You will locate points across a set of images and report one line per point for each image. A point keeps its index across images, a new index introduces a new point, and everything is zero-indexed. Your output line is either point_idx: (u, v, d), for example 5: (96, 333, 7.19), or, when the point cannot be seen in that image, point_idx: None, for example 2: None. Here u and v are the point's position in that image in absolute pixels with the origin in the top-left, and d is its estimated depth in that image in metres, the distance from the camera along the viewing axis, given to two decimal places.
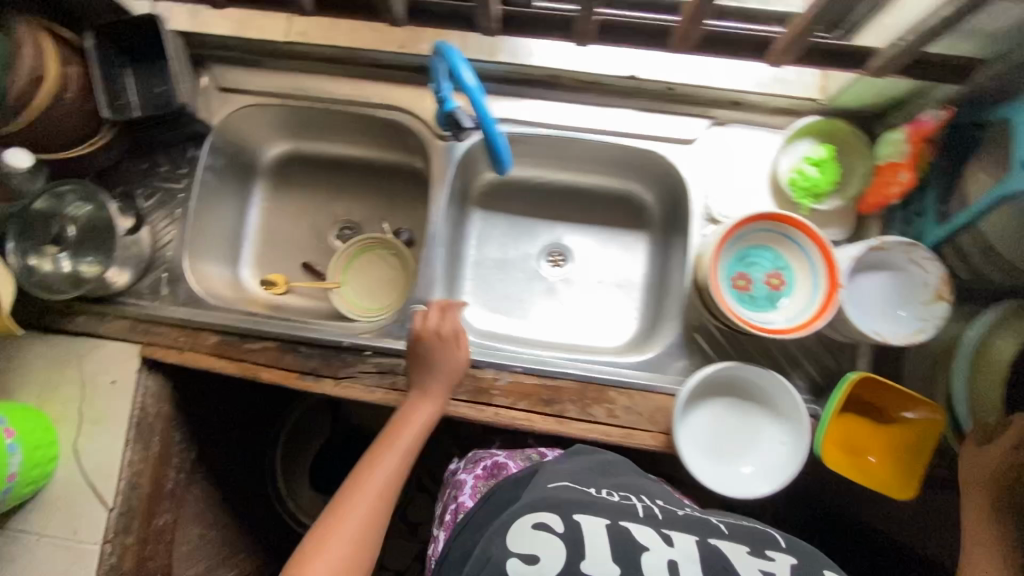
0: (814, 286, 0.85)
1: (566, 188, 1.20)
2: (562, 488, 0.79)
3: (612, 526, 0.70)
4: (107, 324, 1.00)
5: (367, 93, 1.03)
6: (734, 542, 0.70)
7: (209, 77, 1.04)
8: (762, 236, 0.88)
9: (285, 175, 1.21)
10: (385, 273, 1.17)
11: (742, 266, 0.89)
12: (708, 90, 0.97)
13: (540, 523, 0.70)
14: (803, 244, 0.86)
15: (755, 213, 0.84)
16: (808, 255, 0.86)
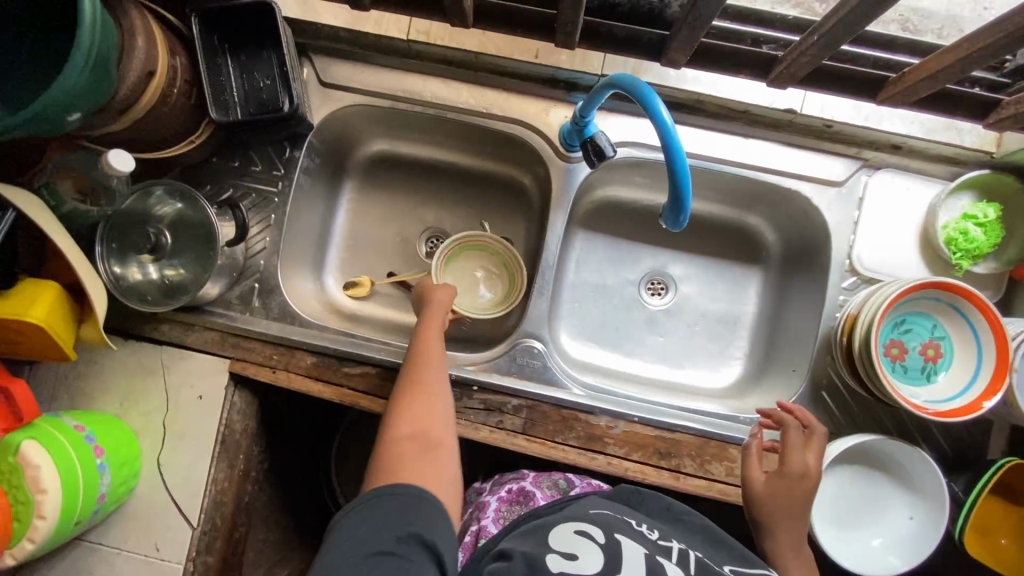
0: (978, 366, 0.79)
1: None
2: (608, 518, 0.71)
3: (647, 556, 0.63)
4: (194, 335, 0.93)
5: (487, 102, 0.94)
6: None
7: (311, 68, 0.95)
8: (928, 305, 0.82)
9: (375, 176, 1.12)
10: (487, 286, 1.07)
11: (897, 333, 0.83)
12: (868, 131, 0.89)
13: (582, 533, 0.67)
14: (974, 319, 0.79)
15: (927, 282, 0.77)
16: (977, 332, 0.79)
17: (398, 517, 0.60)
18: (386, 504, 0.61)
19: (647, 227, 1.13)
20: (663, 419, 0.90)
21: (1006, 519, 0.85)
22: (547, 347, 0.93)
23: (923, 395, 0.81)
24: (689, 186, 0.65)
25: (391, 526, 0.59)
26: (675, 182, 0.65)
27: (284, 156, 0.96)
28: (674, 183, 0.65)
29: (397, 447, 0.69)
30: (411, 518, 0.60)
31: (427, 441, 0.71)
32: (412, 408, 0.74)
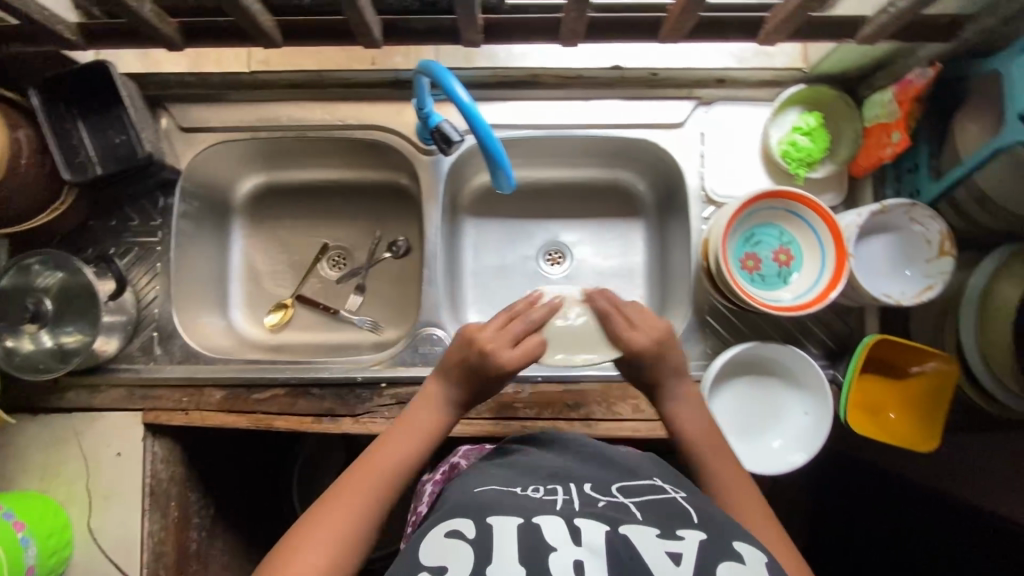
0: (822, 259, 0.86)
1: (555, 186, 1.17)
2: (484, 491, 0.63)
3: (524, 527, 0.56)
4: (101, 395, 0.94)
5: (343, 116, 0.98)
6: (648, 529, 0.57)
7: (169, 118, 0.98)
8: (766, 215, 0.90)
9: (263, 208, 1.15)
10: (393, 285, 1.15)
11: (749, 246, 0.91)
12: (690, 71, 0.96)
13: (453, 532, 0.57)
14: (810, 219, 0.86)
15: (761, 192, 0.84)
16: (815, 229, 0.86)
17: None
18: None
19: (532, 203, 1.18)
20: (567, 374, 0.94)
21: (889, 394, 0.92)
22: (447, 332, 0.97)
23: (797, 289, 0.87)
24: (506, 156, 0.73)
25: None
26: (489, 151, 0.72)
27: (158, 206, 0.99)
28: (490, 155, 0.72)
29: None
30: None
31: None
32: (322, 536, 0.62)
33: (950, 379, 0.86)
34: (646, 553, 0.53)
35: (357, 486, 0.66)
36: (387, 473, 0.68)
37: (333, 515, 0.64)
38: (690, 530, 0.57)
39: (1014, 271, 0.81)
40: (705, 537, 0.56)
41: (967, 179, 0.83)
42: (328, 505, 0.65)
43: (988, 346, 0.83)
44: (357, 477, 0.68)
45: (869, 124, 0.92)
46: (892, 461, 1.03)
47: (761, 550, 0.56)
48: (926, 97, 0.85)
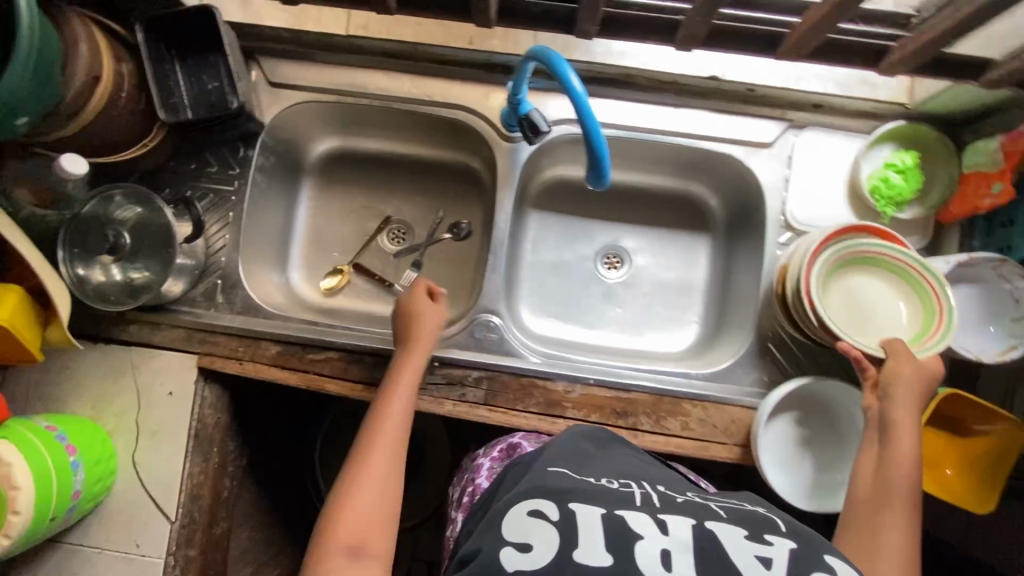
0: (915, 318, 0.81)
1: (625, 190, 1.16)
2: (559, 475, 0.65)
3: (609, 517, 0.57)
4: (161, 333, 0.96)
5: (430, 91, 0.98)
6: (734, 528, 0.57)
7: (259, 70, 0.99)
8: (928, 275, 0.80)
9: (333, 172, 1.16)
10: (451, 268, 1.15)
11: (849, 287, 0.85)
12: (787, 92, 0.95)
13: (534, 511, 0.59)
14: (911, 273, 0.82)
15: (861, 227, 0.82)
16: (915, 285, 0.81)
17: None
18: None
19: (598, 203, 1.17)
20: (620, 381, 0.93)
21: (949, 450, 0.89)
22: (503, 320, 0.96)
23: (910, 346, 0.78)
24: (607, 153, 0.71)
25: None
26: (591, 143, 0.70)
27: (238, 156, 1.00)
28: (591, 147, 0.70)
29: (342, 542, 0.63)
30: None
31: (364, 541, 0.64)
32: (358, 503, 0.66)
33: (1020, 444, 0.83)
34: (737, 553, 0.54)
35: (371, 463, 0.70)
36: (377, 446, 0.72)
37: (361, 484, 0.68)
38: (778, 537, 0.57)
39: None
40: (794, 545, 0.55)
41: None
42: (350, 481, 0.69)
43: None
44: (362, 457, 0.71)
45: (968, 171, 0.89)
46: (936, 518, 1.00)
47: (851, 569, 0.55)
48: None
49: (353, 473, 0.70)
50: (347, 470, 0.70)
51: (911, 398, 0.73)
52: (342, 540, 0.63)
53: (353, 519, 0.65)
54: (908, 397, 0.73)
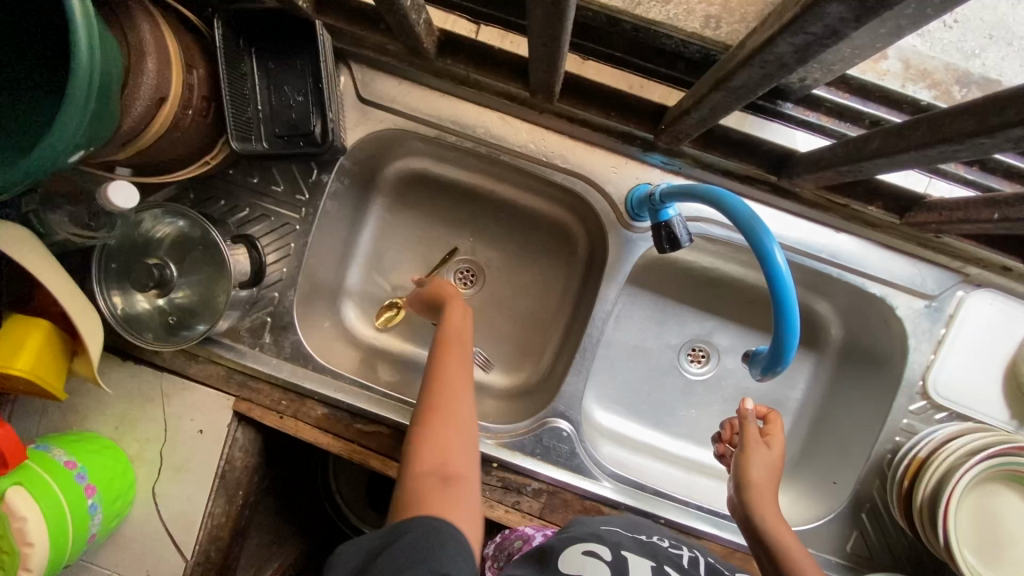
0: None
1: (732, 283, 1.02)
2: (614, 532, 0.70)
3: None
4: (198, 366, 0.86)
5: (548, 149, 0.82)
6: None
7: (349, 79, 0.81)
8: None
9: (406, 196, 1.00)
10: (520, 329, 1.01)
11: (999, 504, 0.74)
12: (976, 248, 0.78)
13: (589, 551, 0.64)
14: None
15: None
16: None
17: (420, 549, 0.55)
18: (404, 538, 0.56)
19: (696, 290, 1.03)
20: (692, 525, 0.85)
21: None
22: (576, 430, 0.86)
23: None
24: (795, 346, 0.57)
25: (413, 562, 0.53)
26: (781, 335, 0.57)
27: (310, 179, 0.85)
28: (779, 332, 0.57)
29: (425, 490, 0.64)
30: (437, 552, 0.55)
31: (447, 474, 0.67)
32: (432, 451, 0.68)
33: None
34: None
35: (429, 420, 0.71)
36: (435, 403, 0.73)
37: (434, 434, 0.70)
38: None
39: None
40: None
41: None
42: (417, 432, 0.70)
43: None
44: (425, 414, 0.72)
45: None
46: None
47: None
48: None
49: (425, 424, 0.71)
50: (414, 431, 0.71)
51: (763, 449, 0.75)
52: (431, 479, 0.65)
53: (431, 466, 0.67)
54: (768, 485, 0.72)
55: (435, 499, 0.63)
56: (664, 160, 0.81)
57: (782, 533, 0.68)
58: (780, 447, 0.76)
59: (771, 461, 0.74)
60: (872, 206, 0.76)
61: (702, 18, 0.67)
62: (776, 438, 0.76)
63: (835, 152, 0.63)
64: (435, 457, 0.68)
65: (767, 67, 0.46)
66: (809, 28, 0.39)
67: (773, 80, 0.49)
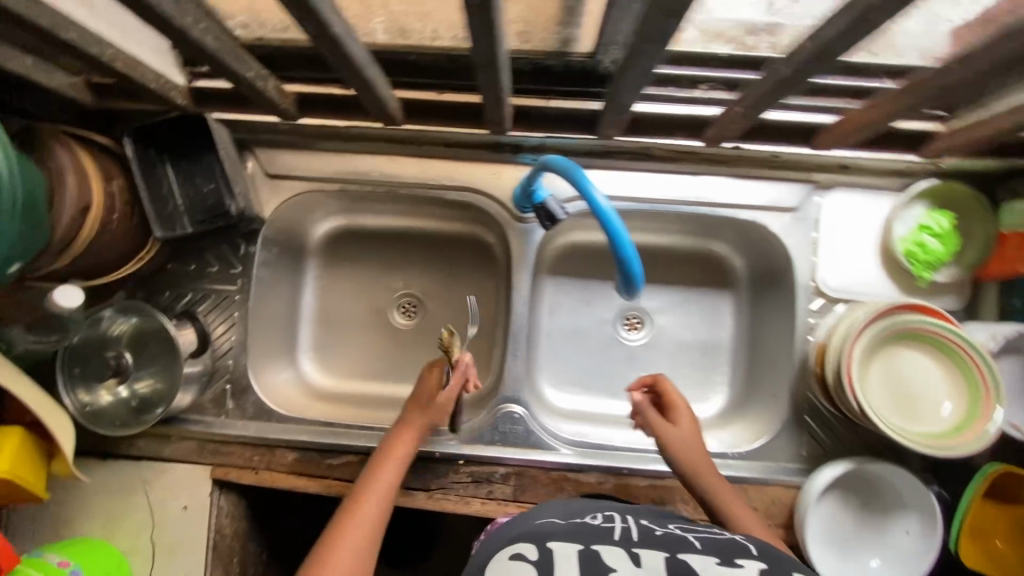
0: (967, 409, 0.76)
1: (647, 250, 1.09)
2: (544, 523, 0.60)
3: (585, 552, 0.53)
4: (172, 446, 0.92)
5: (435, 173, 0.94)
6: (707, 557, 0.54)
7: (256, 162, 0.94)
8: (988, 377, 0.75)
9: (336, 252, 1.11)
10: (466, 339, 1.10)
11: (893, 366, 0.81)
12: (813, 157, 0.89)
13: (515, 556, 0.54)
14: (959, 354, 0.77)
15: (900, 303, 0.78)
16: (962, 364, 0.77)
17: None
18: None
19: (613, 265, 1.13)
20: (652, 467, 0.89)
21: (1001, 520, 0.86)
22: (528, 410, 0.92)
23: (954, 442, 0.74)
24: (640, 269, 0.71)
25: None
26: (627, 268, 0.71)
27: (239, 253, 0.95)
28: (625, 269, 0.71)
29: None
30: None
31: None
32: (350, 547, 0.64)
33: None
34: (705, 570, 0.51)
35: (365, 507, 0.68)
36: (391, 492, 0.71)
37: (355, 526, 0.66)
38: (750, 560, 0.53)
39: None
40: (765, 566, 0.52)
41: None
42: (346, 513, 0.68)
43: None
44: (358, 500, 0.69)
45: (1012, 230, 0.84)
46: None
47: None
48: None
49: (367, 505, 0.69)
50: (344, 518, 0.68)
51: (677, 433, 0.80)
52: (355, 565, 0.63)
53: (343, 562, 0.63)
54: (696, 458, 0.78)
55: None
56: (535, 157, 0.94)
57: (727, 501, 0.75)
58: (685, 415, 0.81)
59: (684, 437, 0.79)
60: (707, 145, 0.88)
61: (516, 36, 0.76)
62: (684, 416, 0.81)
63: (616, 99, 0.76)
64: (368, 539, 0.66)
65: (480, 37, 0.59)
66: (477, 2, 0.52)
67: (497, 45, 0.61)
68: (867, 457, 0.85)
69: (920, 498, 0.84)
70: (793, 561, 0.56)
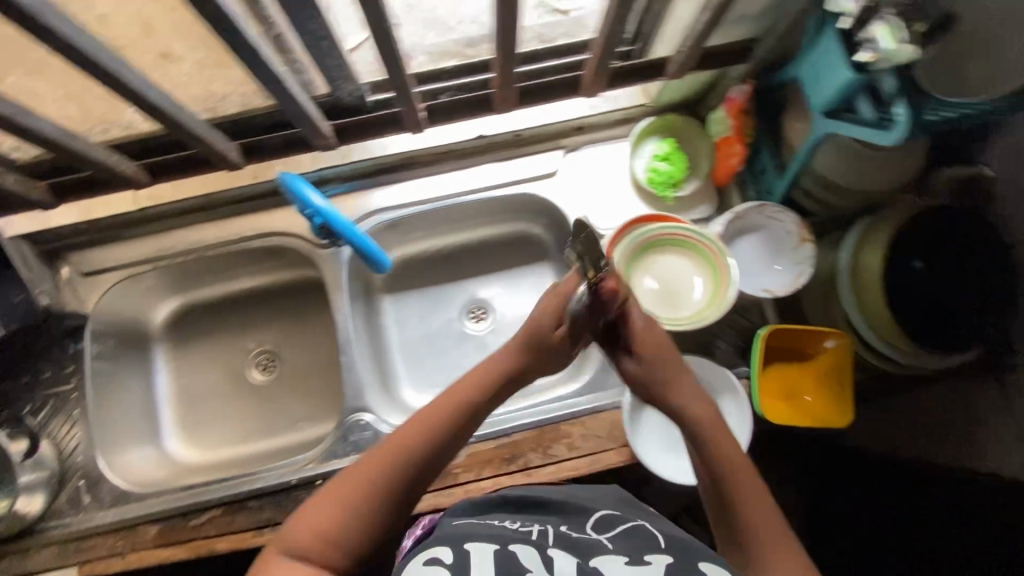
0: (711, 275, 0.88)
1: (473, 244, 1.20)
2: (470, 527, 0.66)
3: (500, 553, 0.60)
4: (32, 558, 0.92)
5: (234, 230, 1.04)
6: (618, 558, 0.60)
7: (69, 267, 1.03)
8: (712, 245, 0.88)
9: (182, 332, 1.16)
10: (324, 374, 1.15)
11: (648, 271, 0.91)
12: (549, 126, 1.04)
13: (430, 560, 0.59)
14: (685, 239, 0.90)
15: (624, 224, 0.90)
16: (691, 244, 0.90)
17: None
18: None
19: (446, 268, 1.19)
20: (493, 431, 0.96)
21: (803, 377, 0.95)
22: (375, 416, 0.97)
23: (718, 303, 0.85)
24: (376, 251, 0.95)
25: None
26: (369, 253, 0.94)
27: (68, 352, 1.02)
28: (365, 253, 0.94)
29: (300, 540, 0.58)
30: None
31: (326, 546, 0.58)
32: (324, 515, 0.60)
33: (848, 353, 0.91)
34: None
35: (359, 473, 0.62)
36: (392, 470, 0.63)
37: (342, 494, 0.61)
38: (657, 554, 0.59)
39: (872, 239, 0.89)
40: (671, 559, 0.58)
41: (810, 164, 0.88)
42: (328, 493, 0.61)
43: (871, 315, 0.88)
44: (348, 478, 0.62)
45: (726, 136, 0.96)
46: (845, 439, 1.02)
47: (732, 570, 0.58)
48: (752, 108, 0.93)
49: (349, 490, 0.61)
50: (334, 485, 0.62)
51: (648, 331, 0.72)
52: (308, 549, 0.58)
53: (311, 526, 0.59)
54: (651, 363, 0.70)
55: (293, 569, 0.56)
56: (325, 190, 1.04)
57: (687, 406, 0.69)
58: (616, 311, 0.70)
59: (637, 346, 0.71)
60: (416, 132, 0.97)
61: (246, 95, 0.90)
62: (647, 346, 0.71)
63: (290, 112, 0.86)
64: (335, 535, 0.59)
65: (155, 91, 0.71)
66: (102, 76, 0.66)
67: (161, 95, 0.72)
68: (669, 358, 0.95)
69: (725, 381, 0.93)
70: (699, 543, 0.61)
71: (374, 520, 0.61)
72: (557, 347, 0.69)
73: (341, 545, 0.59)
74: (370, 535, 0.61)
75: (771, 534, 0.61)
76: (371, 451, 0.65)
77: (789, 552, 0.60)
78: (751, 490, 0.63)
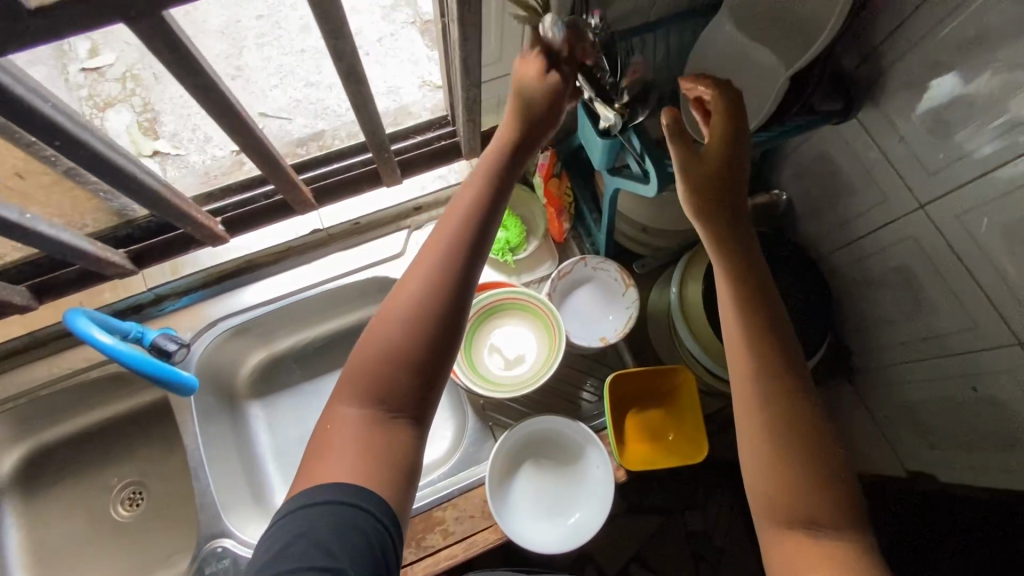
0: (540, 334, 0.93)
1: (344, 331, 1.15)
2: None
3: None
4: None
5: (70, 362, 1.00)
6: None
7: None
8: (533, 301, 0.92)
9: (32, 481, 1.07)
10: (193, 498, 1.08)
11: (485, 346, 0.93)
12: (384, 210, 1.07)
13: None
14: (510, 304, 0.94)
15: None
16: (515, 309, 0.94)
17: (329, 533, 0.47)
18: (320, 518, 0.48)
19: (315, 360, 1.13)
20: None
21: (663, 415, 0.93)
22: (232, 540, 0.92)
23: (555, 351, 0.89)
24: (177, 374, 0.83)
25: (340, 543, 0.46)
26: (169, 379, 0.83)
27: None
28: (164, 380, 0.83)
29: (359, 387, 0.54)
30: (348, 534, 0.47)
31: (392, 387, 0.54)
32: (381, 339, 0.55)
33: (692, 384, 0.91)
34: None
35: (405, 287, 0.57)
36: (446, 266, 0.56)
37: (392, 313, 0.56)
38: None
39: (692, 272, 0.93)
40: None
41: (617, 212, 0.93)
42: (385, 314, 0.56)
43: (705, 344, 0.91)
44: (401, 290, 0.56)
45: (544, 201, 1.01)
46: None
47: None
48: (562, 171, 1.00)
49: (400, 300, 0.56)
50: (389, 305, 0.57)
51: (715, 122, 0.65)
52: (377, 377, 0.54)
53: (372, 356, 0.54)
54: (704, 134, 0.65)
55: (344, 443, 0.52)
56: (166, 307, 1.02)
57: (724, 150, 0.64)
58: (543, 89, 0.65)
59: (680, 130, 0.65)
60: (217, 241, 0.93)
61: None
62: (719, 130, 0.64)
63: (65, 256, 0.79)
64: (396, 353, 0.54)
65: None
66: None
67: None
68: (527, 420, 0.94)
69: (584, 436, 0.92)
70: None
71: (437, 330, 0.56)
72: (683, 153, 0.63)
73: (400, 367, 0.54)
74: (431, 347, 0.55)
75: (780, 334, 0.59)
76: (425, 247, 0.58)
77: (772, 357, 0.57)
78: (763, 292, 0.61)
